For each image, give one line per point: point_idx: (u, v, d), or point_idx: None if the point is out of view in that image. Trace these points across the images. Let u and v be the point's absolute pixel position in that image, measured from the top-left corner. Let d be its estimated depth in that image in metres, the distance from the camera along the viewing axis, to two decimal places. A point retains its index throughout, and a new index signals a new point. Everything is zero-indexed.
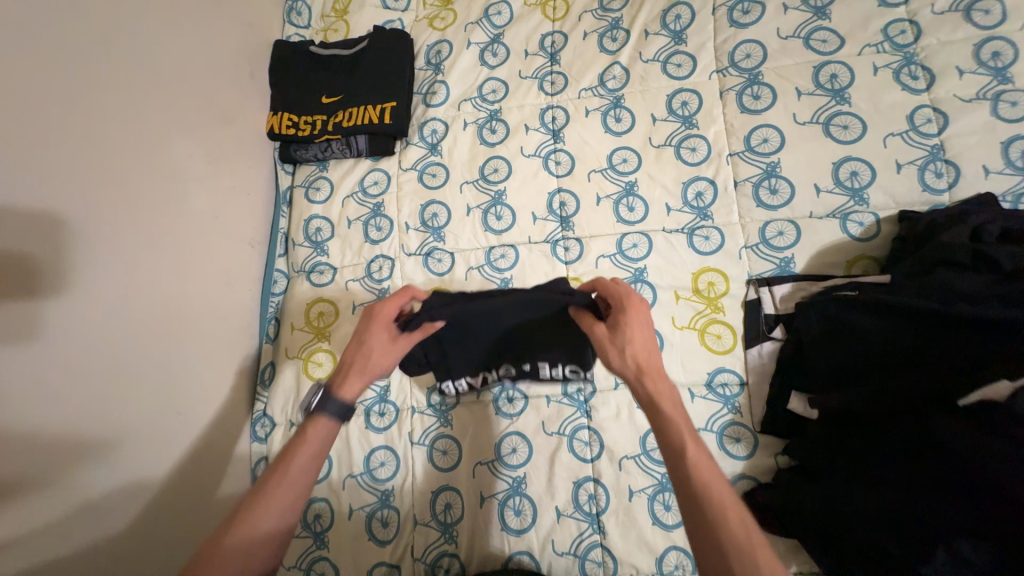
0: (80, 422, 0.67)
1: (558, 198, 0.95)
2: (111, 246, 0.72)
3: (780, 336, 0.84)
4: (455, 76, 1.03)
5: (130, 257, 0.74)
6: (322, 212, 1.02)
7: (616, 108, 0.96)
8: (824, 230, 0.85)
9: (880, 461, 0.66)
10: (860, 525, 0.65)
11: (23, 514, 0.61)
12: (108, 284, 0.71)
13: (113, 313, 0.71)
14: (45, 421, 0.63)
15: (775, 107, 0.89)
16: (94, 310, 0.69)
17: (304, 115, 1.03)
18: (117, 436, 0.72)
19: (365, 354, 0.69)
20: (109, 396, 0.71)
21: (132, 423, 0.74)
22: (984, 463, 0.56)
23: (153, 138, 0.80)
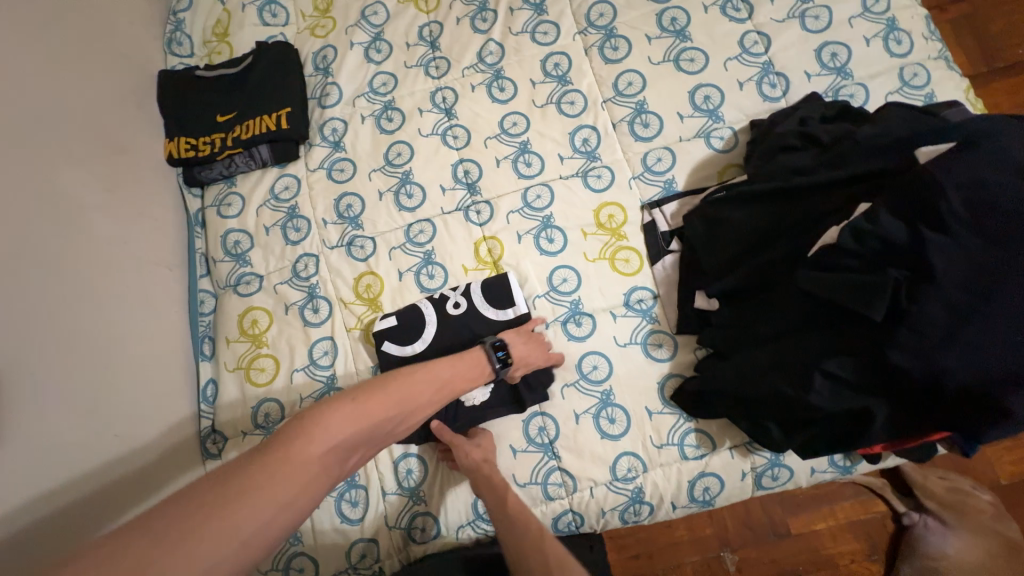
0: (14, 450, 0.67)
1: (461, 167, 1.02)
2: (13, 275, 0.72)
3: (678, 248, 0.94)
4: (345, 76, 1.09)
5: (30, 290, 0.74)
6: (238, 225, 1.03)
7: (498, 79, 1.05)
8: (693, 149, 0.97)
9: (763, 323, 0.76)
10: (758, 381, 0.74)
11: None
12: (14, 316, 0.71)
13: (26, 337, 0.71)
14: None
15: (632, 54, 1.01)
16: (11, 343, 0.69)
17: (201, 137, 1.05)
18: (50, 460, 0.71)
19: (532, 351, 0.85)
20: (35, 427, 0.70)
21: (63, 451, 0.73)
22: (828, 292, 0.66)
23: (37, 174, 0.81)
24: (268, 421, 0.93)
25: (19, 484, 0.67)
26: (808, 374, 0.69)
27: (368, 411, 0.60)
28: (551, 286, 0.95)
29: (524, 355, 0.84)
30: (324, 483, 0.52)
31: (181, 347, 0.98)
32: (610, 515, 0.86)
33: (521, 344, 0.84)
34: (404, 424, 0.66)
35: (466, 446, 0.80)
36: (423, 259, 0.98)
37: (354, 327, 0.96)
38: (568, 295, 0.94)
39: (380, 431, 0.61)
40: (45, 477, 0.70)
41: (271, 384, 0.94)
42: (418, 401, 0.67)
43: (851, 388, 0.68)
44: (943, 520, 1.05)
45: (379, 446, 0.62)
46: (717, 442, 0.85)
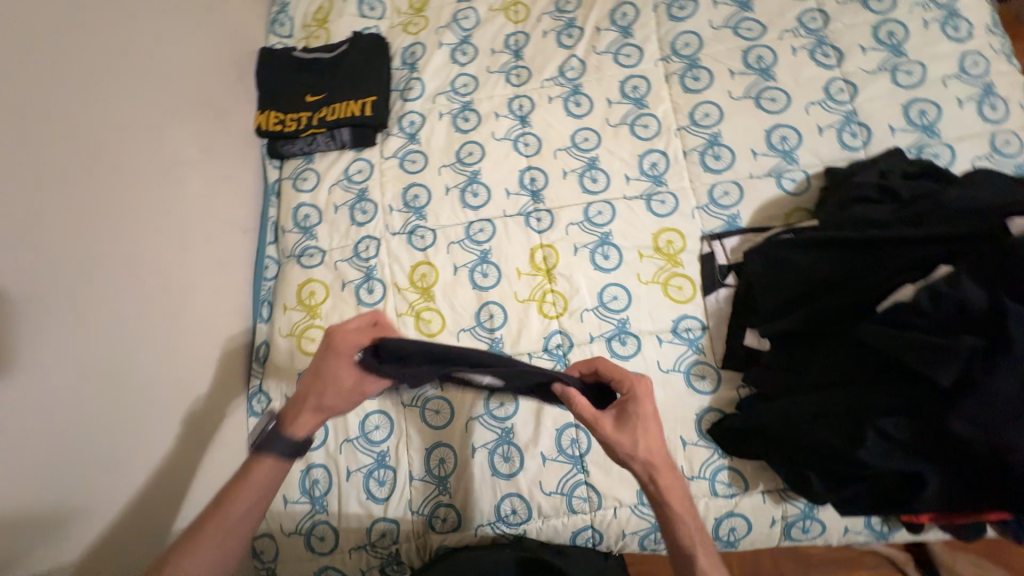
0: (101, 375, 0.73)
1: (528, 174, 1.04)
2: (121, 220, 0.80)
3: (733, 283, 0.94)
4: (430, 73, 1.14)
5: (127, 232, 0.80)
6: (310, 200, 1.09)
7: (575, 94, 1.08)
8: (763, 187, 0.96)
9: (817, 370, 0.76)
10: (804, 427, 0.73)
11: (56, 453, 0.66)
12: (113, 256, 0.77)
13: (122, 276, 0.78)
14: (68, 368, 0.68)
15: (713, 86, 1.02)
16: (109, 279, 0.76)
17: (290, 113, 1.12)
18: (132, 388, 0.77)
19: (324, 385, 0.69)
20: (112, 358, 0.75)
21: (136, 384, 0.78)
22: (894, 347, 0.65)
23: (149, 128, 0.88)
24: None
25: (96, 409, 0.71)
26: (860, 429, 0.68)
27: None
28: (601, 302, 0.96)
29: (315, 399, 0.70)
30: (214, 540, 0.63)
31: (242, 306, 1.03)
32: (630, 538, 0.85)
33: (303, 394, 0.71)
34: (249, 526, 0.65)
35: (626, 444, 0.65)
36: (479, 257, 1.01)
37: (405, 312, 0.99)
38: (617, 313, 0.95)
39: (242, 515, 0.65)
40: (127, 405, 0.76)
41: None
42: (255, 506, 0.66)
43: (903, 451, 0.66)
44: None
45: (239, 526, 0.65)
46: (750, 483, 0.84)
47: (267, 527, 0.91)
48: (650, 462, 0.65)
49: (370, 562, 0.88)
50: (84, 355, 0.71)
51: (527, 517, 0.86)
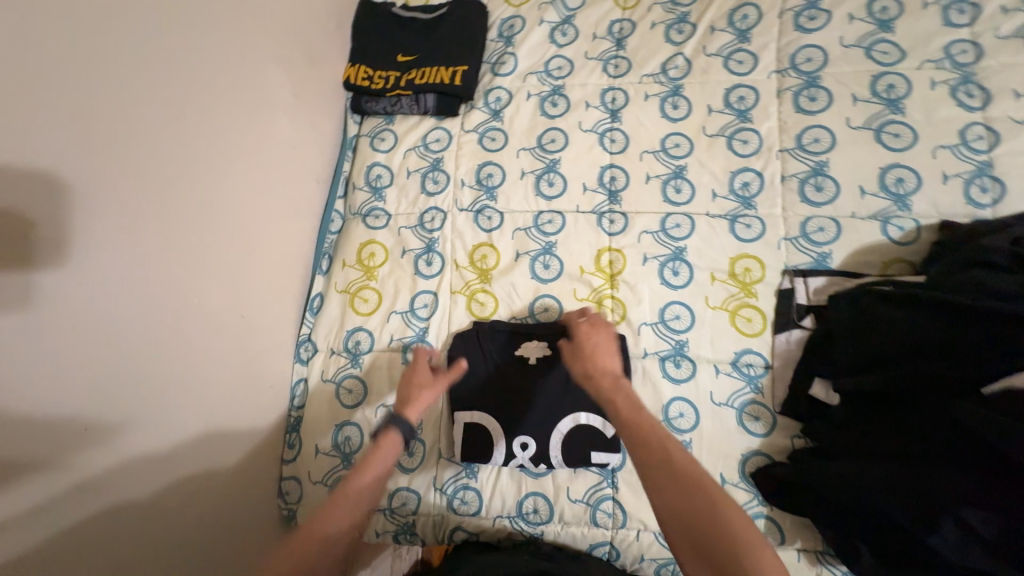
0: (171, 301, 0.76)
1: (609, 172, 1.00)
2: (209, 153, 0.81)
3: (810, 325, 0.87)
4: (525, 50, 1.09)
5: (212, 167, 0.82)
6: (384, 161, 1.08)
7: (675, 95, 1.01)
8: (864, 229, 0.88)
9: (893, 438, 0.71)
10: (869, 495, 0.68)
11: (124, 369, 0.69)
12: (197, 188, 0.79)
13: (203, 208, 0.81)
14: (143, 288, 0.71)
15: (829, 110, 0.93)
16: (190, 209, 0.78)
17: (379, 70, 1.11)
18: (196, 318, 0.80)
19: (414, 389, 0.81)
20: (182, 286, 0.77)
21: (201, 316, 0.81)
22: (999, 437, 0.59)
23: (247, 68, 0.89)
24: (357, 349, 0.98)
25: (162, 334, 0.74)
26: (934, 513, 0.63)
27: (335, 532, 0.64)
28: (661, 319, 0.92)
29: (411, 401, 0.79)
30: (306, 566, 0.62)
31: (305, 256, 1.05)
32: (647, 563, 0.83)
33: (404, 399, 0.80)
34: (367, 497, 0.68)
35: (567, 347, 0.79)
36: (543, 249, 0.98)
37: (459, 290, 0.98)
38: (676, 333, 0.91)
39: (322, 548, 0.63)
40: (189, 332, 0.79)
41: (370, 316, 0.99)
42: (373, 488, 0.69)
43: (984, 550, 0.60)
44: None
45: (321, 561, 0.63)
46: (786, 538, 0.81)
47: (295, 471, 0.96)
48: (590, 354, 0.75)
49: (386, 526, 0.91)
50: (158, 280, 0.74)
51: (547, 519, 0.85)
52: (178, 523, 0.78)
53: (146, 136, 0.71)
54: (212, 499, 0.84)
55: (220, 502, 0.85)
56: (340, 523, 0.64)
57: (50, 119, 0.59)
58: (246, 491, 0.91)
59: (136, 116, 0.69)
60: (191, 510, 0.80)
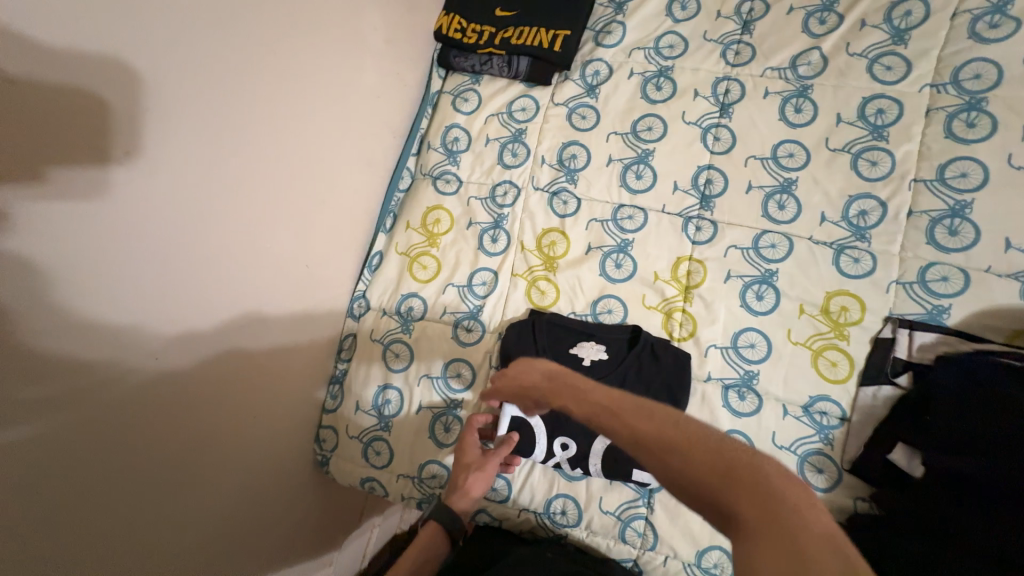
0: (238, 242, 0.76)
1: (706, 174, 0.90)
2: (289, 94, 0.79)
3: (903, 384, 0.78)
4: (636, 21, 0.99)
5: (291, 110, 0.80)
6: (463, 123, 1.03)
7: (800, 97, 0.89)
8: (999, 289, 0.76)
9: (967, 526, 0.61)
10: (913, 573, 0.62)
11: (191, 304, 0.70)
12: (272, 128, 0.77)
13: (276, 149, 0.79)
14: (213, 226, 0.71)
15: (989, 142, 0.78)
16: (262, 149, 0.77)
17: (473, 24, 1.04)
18: (260, 261, 0.80)
19: (465, 475, 0.80)
20: (251, 227, 0.77)
21: (266, 258, 0.81)
22: None
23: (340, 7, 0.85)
24: (408, 315, 0.97)
25: (228, 272, 0.75)
26: None
27: None
28: (733, 344, 0.85)
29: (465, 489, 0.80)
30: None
31: (371, 211, 1.03)
32: None
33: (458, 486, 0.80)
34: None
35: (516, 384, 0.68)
36: (617, 246, 0.91)
37: (520, 274, 0.94)
38: (747, 363, 0.83)
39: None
40: (252, 274, 0.79)
41: (426, 284, 0.97)
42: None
43: None
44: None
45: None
46: None
47: (333, 421, 0.98)
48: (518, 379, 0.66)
49: (412, 492, 0.93)
50: (229, 217, 0.74)
51: (574, 523, 0.84)
52: (225, 454, 0.81)
53: (227, 70, 0.69)
54: (258, 438, 0.87)
55: (266, 440, 0.89)
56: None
57: (139, 41, 0.58)
58: (289, 435, 0.94)
59: (222, 47, 0.68)
60: (239, 444, 0.83)
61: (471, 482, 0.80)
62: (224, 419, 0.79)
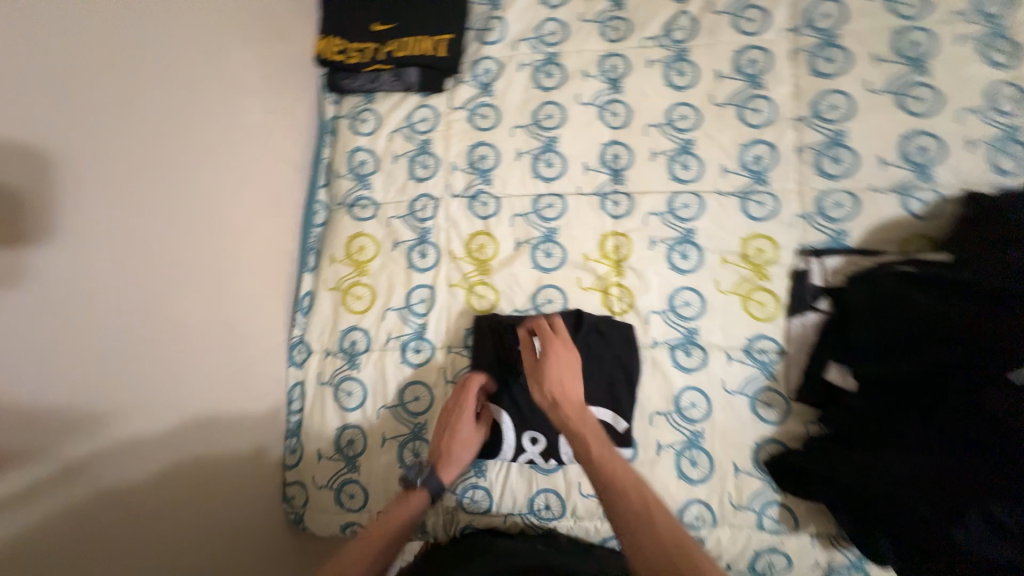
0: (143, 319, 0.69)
1: (611, 149, 0.93)
2: (169, 152, 0.73)
3: (825, 309, 0.83)
4: (514, 14, 1.00)
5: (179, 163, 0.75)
6: (367, 145, 1.00)
7: (680, 61, 0.93)
8: (884, 203, 0.83)
9: (918, 431, 0.67)
10: (901, 489, 0.65)
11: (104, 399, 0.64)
12: (158, 191, 0.72)
13: (171, 212, 0.73)
14: (113, 309, 0.65)
15: (847, 73, 0.86)
16: (156, 217, 0.71)
17: (353, 42, 1.01)
18: (178, 332, 0.75)
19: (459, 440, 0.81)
20: (162, 297, 0.72)
21: (186, 325, 0.76)
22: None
23: (208, 51, 0.80)
24: (353, 349, 0.93)
25: (144, 348, 0.69)
26: (960, 509, 0.60)
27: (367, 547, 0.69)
28: (670, 306, 0.88)
29: (453, 455, 0.80)
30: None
31: (290, 252, 0.98)
32: None
33: (449, 448, 0.80)
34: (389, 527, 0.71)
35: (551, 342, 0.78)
36: (544, 235, 0.92)
37: (456, 284, 0.93)
38: (686, 320, 0.87)
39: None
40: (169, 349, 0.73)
41: (364, 314, 0.94)
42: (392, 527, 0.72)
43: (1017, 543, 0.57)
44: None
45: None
46: (801, 524, 0.79)
47: (298, 477, 0.94)
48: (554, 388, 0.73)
49: None
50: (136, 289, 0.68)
51: (559, 514, 0.85)
52: (179, 543, 0.75)
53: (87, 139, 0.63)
54: (213, 516, 0.81)
55: (226, 510, 0.84)
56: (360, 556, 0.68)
57: None
58: (250, 502, 0.88)
59: (81, 112, 0.62)
60: (193, 526, 0.77)
61: (462, 452, 0.81)
62: (172, 501, 0.74)
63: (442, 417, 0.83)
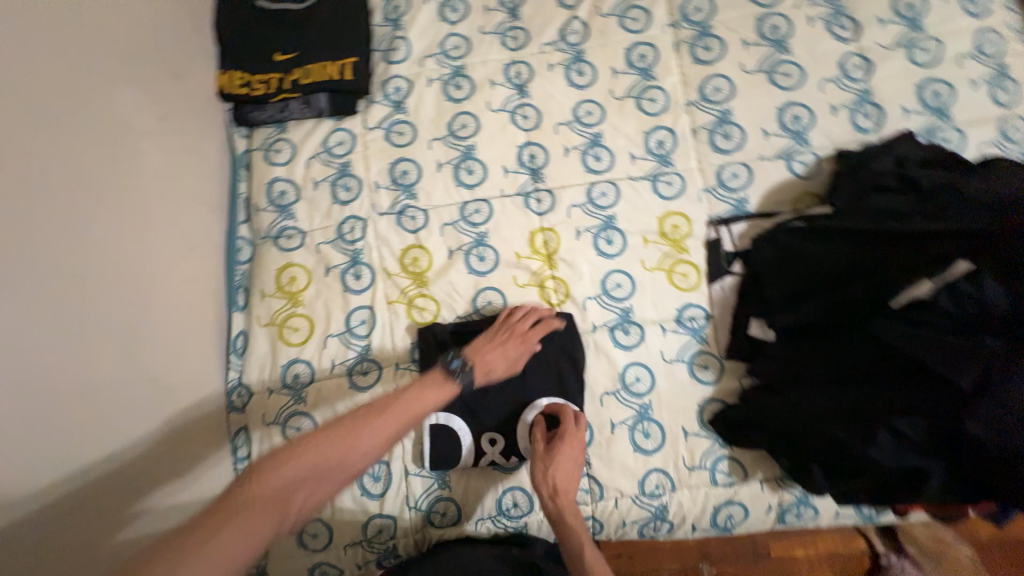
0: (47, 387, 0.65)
1: (527, 150, 0.97)
2: (60, 206, 0.69)
3: (739, 271, 0.90)
4: (416, 32, 1.02)
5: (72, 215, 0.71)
6: (285, 174, 0.99)
7: (578, 62, 0.99)
8: (773, 169, 0.92)
9: (826, 364, 0.73)
10: (825, 421, 0.70)
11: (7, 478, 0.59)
12: (51, 247, 0.67)
13: (68, 269, 0.69)
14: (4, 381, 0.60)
15: (724, 58, 0.96)
16: (51, 275, 0.66)
17: (257, 74, 0.99)
18: (88, 395, 0.70)
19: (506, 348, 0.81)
20: (66, 358, 0.67)
21: (101, 383, 0.71)
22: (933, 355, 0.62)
23: (94, 96, 0.77)
24: (297, 383, 0.91)
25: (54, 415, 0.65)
26: (872, 428, 0.66)
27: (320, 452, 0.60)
28: (604, 290, 0.92)
29: (488, 360, 0.79)
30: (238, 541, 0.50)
31: (216, 294, 0.94)
32: (630, 526, 0.86)
33: (488, 350, 0.80)
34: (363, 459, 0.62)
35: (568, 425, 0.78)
36: (475, 240, 0.94)
37: (396, 300, 0.93)
38: (619, 301, 0.91)
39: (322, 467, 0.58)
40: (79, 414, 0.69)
41: (304, 346, 0.92)
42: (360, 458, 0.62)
43: (914, 449, 0.64)
44: (920, 565, 1.08)
45: (338, 482, 0.60)
46: (748, 472, 0.85)
47: None
48: (560, 484, 0.73)
49: (366, 556, 0.87)
50: (28, 354, 0.64)
51: (528, 509, 0.86)
52: None
53: None
54: None
55: None
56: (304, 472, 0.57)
57: None
58: None
59: None
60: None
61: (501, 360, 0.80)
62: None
63: (501, 332, 0.84)
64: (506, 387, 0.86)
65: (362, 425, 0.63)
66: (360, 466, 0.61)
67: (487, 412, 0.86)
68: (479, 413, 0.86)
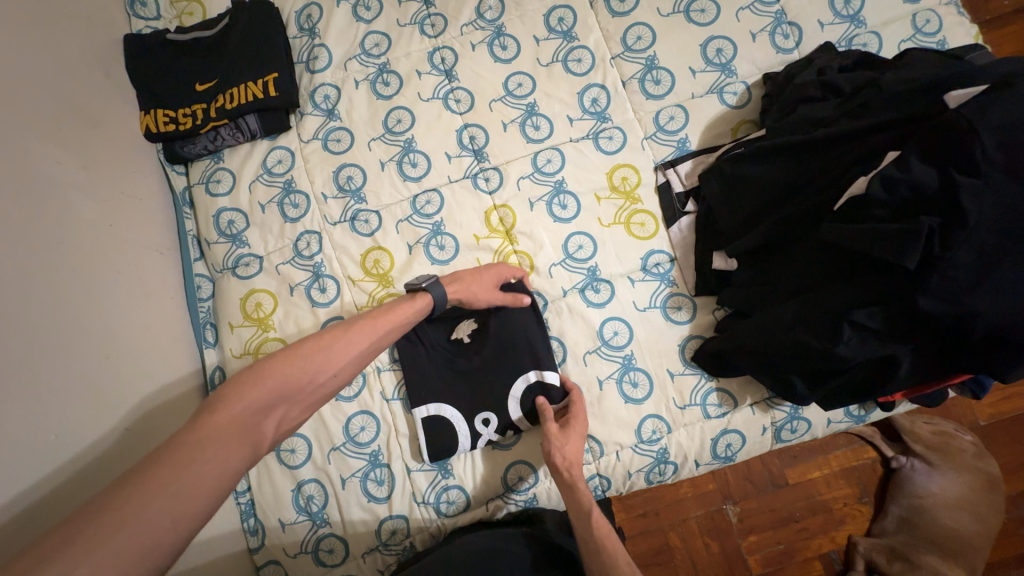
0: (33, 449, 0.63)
1: (467, 133, 0.97)
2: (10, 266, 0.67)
3: (693, 210, 0.92)
4: (333, 37, 1.01)
5: (26, 270, 0.69)
6: (230, 204, 0.97)
7: (500, 37, 0.99)
8: (707, 105, 0.94)
9: (789, 280, 0.75)
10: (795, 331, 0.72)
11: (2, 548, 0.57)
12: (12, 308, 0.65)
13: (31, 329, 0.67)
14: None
15: (640, 6, 0.97)
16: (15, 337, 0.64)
17: (181, 108, 0.98)
18: (76, 452, 0.68)
19: (476, 277, 0.85)
20: (46, 417, 0.65)
21: (85, 439, 0.70)
22: (880, 245, 0.63)
23: (22, 150, 0.75)
24: None
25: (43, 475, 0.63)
26: (837, 326, 0.68)
27: (283, 369, 0.60)
28: (567, 254, 0.92)
29: (465, 288, 0.84)
30: (235, 451, 0.52)
31: (182, 334, 0.93)
32: (636, 476, 0.87)
33: (463, 276, 0.85)
34: (327, 376, 0.64)
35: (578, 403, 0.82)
36: (432, 230, 0.94)
37: (365, 304, 0.92)
38: (584, 262, 0.92)
39: (298, 383, 0.61)
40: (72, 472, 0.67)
41: None
42: (324, 373, 0.64)
43: (880, 339, 0.67)
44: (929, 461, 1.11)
45: (307, 399, 0.63)
46: (738, 400, 0.87)
47: (269, 554, 0.88)
48: (567, 455, 0.77)
49: (385, 560, 0.87)
50: (16, 416, 0.61)
51: (535, 481, 0.86)
52: None
53: None
54: None
55: None
56: (266, 387, 0.58)
57: None
58: None
59: None
60: None
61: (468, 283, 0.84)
62: None
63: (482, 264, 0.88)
64: (489, 362, 0.87)
65: (325, 345, 0.65)
66: (329, 383, 0.65)
67: (472, 393, 0.86)
68: (467, 395, 0.86)
